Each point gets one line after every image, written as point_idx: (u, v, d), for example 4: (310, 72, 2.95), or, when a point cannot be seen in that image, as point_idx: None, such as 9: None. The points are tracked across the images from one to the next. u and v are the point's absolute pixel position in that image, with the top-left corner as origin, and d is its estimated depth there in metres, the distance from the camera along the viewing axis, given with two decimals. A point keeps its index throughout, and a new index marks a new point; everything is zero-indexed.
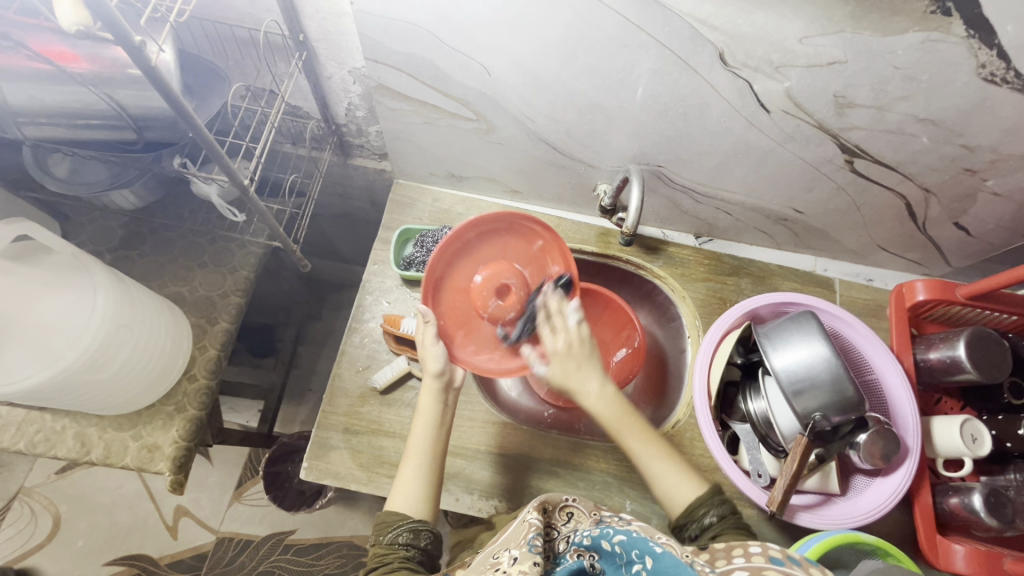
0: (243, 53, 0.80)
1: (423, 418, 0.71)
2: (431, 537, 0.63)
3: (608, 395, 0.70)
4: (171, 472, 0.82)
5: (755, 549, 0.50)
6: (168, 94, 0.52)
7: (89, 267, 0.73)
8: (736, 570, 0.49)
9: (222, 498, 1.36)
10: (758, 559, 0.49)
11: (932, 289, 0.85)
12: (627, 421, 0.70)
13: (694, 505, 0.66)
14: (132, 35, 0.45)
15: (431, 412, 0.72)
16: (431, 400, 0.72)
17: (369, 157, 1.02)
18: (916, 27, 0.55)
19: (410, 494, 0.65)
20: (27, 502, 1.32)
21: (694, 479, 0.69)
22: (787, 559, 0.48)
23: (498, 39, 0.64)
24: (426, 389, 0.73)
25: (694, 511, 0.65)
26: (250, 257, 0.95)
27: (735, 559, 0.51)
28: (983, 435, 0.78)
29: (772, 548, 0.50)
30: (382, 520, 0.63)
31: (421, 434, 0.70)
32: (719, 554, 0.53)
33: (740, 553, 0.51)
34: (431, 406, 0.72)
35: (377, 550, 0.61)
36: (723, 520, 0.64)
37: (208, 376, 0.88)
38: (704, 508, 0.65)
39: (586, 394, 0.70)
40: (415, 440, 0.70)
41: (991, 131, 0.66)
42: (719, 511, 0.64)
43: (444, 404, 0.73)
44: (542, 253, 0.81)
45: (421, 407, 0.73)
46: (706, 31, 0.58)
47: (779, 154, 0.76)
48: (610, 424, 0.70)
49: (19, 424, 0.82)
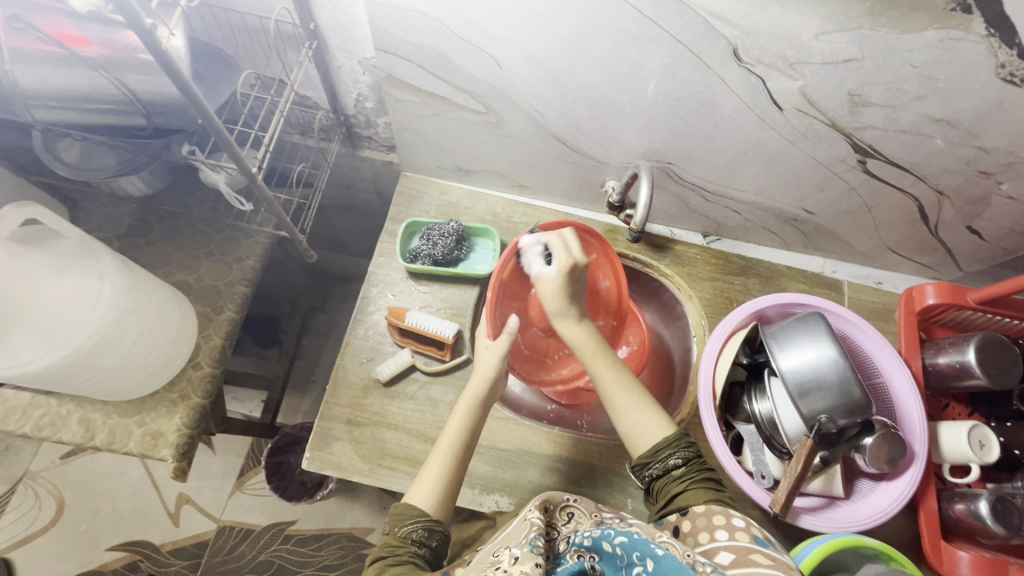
0: (254, 41, 0.79)
1: (458, 419, 0.70)
2: (442, 537, 0.62)
3: (584, 326, 0.72)
4: (173, 459, 0.83)
5: (738, 523, 0.52)
6: (178, 78, 0.52)
7: (96, 252, 0.73)
8: (721, 548, 0.51)
9: (224, 487, 1.37)
10: (740, 538, 0.50)
11: (942, 293, 0.84)
12: (604, 342, 0.72)
13: (659, 446, 0.65)
14: (143, 18, 0.45)
15: (467, 416, 0.70)
16: (471, 404, 0.71)
17: (377, 148, 1.02)
18: (936, 24, 0.54)
19: (429, 492, 0.64)
20: (32, 486, 1.33)
21: (663, 418, 0.68)
22: (769, 541, 0.49)
23: (510, 32, 0.63)
24: (468, 390, 0.72)
25: (660, 452, 0.64)
26: (256, 246, 0.95)
27: (719, 533, 0.53)
28: (991, 442, 0.77)
29: (754, 525, 0.51)
30: (398, 511, 0.62)
31: (453, 431, 0.69)
32: (700, 523, 0.55)
33: (723, 527, 0.53)
34: (470, 407, 0.71)
35: (389, 540, 0.60)
36: (688, 464, 0.63)
37: (212, 365, 0.88)
38: (668, 450, 0.64)
39: (560, 321, 0.73)
40: (446, 436, 0.69)
41: (1009, 132, 0.65)
42: (685, 454, 0.64)
43: (484, 408, 0.72)
44: (594, 266, 0.84)
45: (460, 406, 0.71)
46: (720, 26, 0.58)
47: (791, 153, 0.75)
48: (583, 347, 0.71)
49: (25, 408, 0.83)
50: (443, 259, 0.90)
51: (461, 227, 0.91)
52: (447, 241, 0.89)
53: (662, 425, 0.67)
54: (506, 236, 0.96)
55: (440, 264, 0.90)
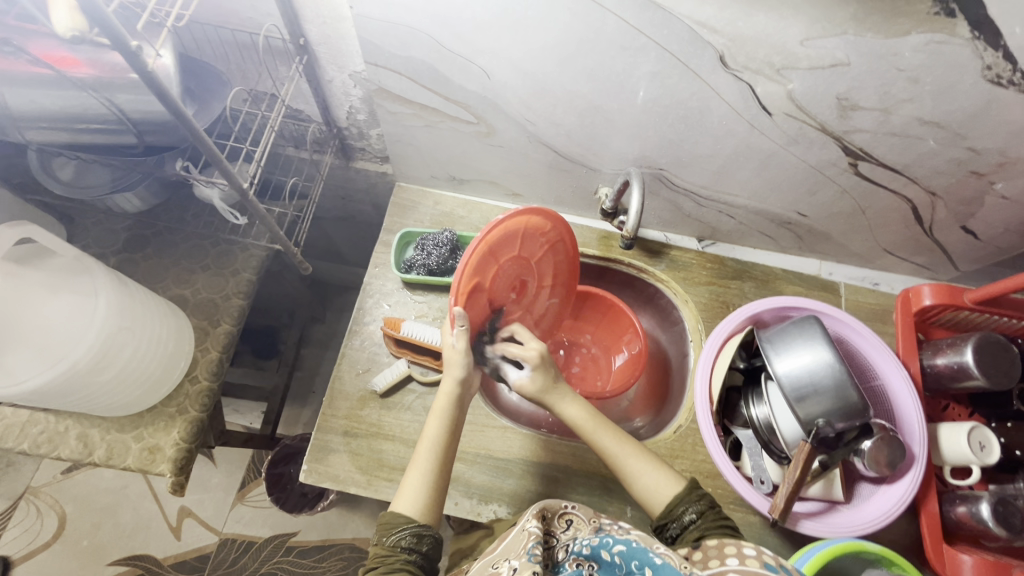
0: (244, 57, 0.80)
1: (437, 420, 0.68)
2: (433, 541, 0.61)
3: (578, 402, 0.72)
4: (172, 473, 0.83)
5: (749, 552, 0.50)
6: (166, 98, 0.52)
7: (91, 269, 0.73)
8: (731, 573, 0.48)
9: (226, 499, 1.37)
10: (752, 564, 0.48)
11: (939, 293, 0.84)
12: (601, 417, 0.72)
13: (673, 504, 0.65)
14: (129, 40, 0.45)
15: (445, 416, 0.69)
16: (447, 404, 0.69)
17: (371, 159, 1.02)
18: (921, 28, 0.54)
19: (415, 499, 0.63)
20: (34, 501, 1.33)
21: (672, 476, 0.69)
22: (781, 567, 0.47)
23: (496, 43, 0.64)
24: (443, 389, 0.70)
25: (673, 510, 0.64)
26: (251, 259, 0.96)
27: (730, 560, 0.50)
28: (991, 442, 0.76)
29: (767, 555, 0.49)
30: (385, 520, 0.61)
31: (432, 435, 0.68)
32: (711, 551, 0.53)
33: (733, 555, 0.50)
34: (447, 408, 0.69)
35: (379, 550, 0.58)
36: (703, 516, 0.63)
37: (209, 378, 0.88)
38: (683, 505, 0.64)
39: (559, 405, 0.72)
40: (425, 442, 0.68)
41: (998, 134, 0.65)
42: (699, 507, 0.64)
43: (462, 405, 0.70)
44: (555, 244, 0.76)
45: (437, 409, 0.69)
46: (705, 34, 0.58)
47: (783, 156, 0.75)
48: (583, 428, 0.71)
49: (23, 425, 0.83)
50: (438, 269, 0.90)
51: (455, 236, 0.91)
52: (442, 250, 0.89)
53: (673, 483, 0.68)
54: None
55: (435, 274, 0.90)
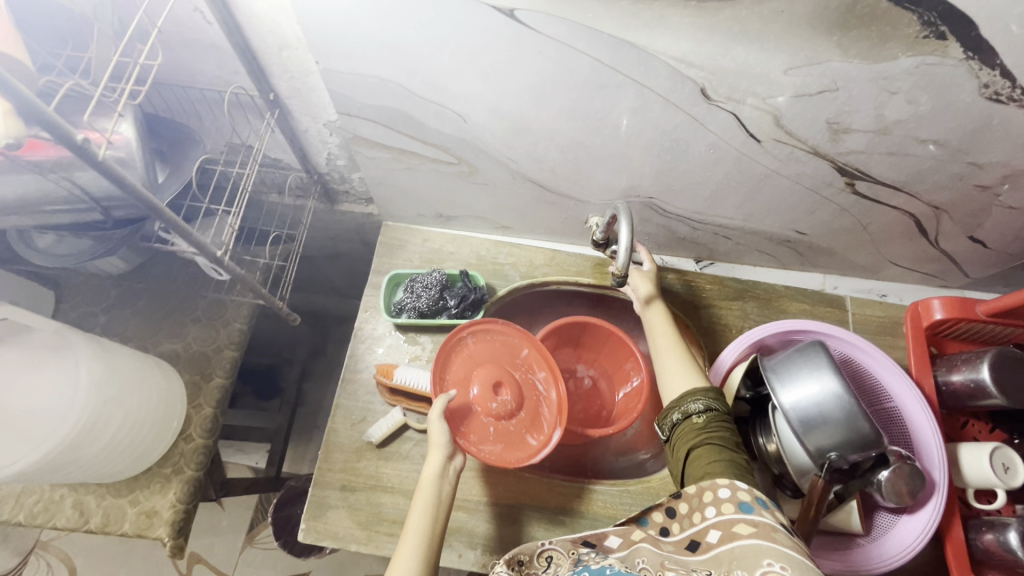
0: (215, 112, 0.78)
1: (426, 493, 0.67)
2: None
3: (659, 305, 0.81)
4: (169, 537, 0.81)
5: (723, 494, 0.52)
6: (122, 180, 0.50)
7: (73, 339, 0.72)
8: (710, 526, 0.51)
9: (235, 543, 1.35)
10: (727, 509, 0.50)
11: (950, 306, 0.80)
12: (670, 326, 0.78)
13: (685, 394, 0.66)
14: (74, 133, 0.44)
15: (430, 491, 0.67)
16: (432, 479, 0.68)
17: (355, 202, 1.00)
18: (909, 52, 0.51)
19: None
20: (43, 555, 1.32)
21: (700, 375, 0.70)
22: (759, 502, 0.50)
23: (469, 88, 0.62)
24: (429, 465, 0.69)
25: (683, 400, 0.66)
26: (242, 309, 0.94)
27: (709, 510, 0.52)
28: (1015, 464, 0.73)
29: (740, 490, 0.51)
30: None
31: (419, 515, 0.65)
32: (693, 503, 0.54)
33: (711, 504, 0.52)
34: (432, 484, 0.67)
35: None
36: (710, 413, 0.64)
37: (203, 436, 0.87)
38: (695, 397, 0.65)
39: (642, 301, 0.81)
40: (414, 515, 0.65)
41: (999, 148, 0.62)
42: (709, 403, 0.65)
43: (446, 480, 0.69)
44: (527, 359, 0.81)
45: (422, 487, 0.68)
46: (684, 68, 0.55)
47: (777, 179, 0.72)
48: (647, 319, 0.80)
49: (18, 496, 0.82)
50: (430, 310, 0.88)
51: (444, 275, 0.89)
52: (431, 292, 0.87)
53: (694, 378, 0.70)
54: (493, 279, 0.94)
55: (426, 315, 0.88)
